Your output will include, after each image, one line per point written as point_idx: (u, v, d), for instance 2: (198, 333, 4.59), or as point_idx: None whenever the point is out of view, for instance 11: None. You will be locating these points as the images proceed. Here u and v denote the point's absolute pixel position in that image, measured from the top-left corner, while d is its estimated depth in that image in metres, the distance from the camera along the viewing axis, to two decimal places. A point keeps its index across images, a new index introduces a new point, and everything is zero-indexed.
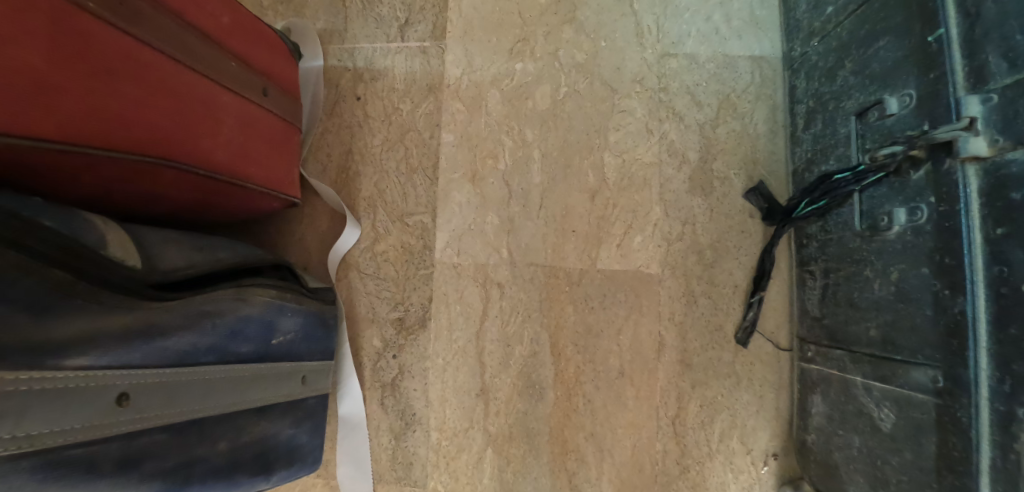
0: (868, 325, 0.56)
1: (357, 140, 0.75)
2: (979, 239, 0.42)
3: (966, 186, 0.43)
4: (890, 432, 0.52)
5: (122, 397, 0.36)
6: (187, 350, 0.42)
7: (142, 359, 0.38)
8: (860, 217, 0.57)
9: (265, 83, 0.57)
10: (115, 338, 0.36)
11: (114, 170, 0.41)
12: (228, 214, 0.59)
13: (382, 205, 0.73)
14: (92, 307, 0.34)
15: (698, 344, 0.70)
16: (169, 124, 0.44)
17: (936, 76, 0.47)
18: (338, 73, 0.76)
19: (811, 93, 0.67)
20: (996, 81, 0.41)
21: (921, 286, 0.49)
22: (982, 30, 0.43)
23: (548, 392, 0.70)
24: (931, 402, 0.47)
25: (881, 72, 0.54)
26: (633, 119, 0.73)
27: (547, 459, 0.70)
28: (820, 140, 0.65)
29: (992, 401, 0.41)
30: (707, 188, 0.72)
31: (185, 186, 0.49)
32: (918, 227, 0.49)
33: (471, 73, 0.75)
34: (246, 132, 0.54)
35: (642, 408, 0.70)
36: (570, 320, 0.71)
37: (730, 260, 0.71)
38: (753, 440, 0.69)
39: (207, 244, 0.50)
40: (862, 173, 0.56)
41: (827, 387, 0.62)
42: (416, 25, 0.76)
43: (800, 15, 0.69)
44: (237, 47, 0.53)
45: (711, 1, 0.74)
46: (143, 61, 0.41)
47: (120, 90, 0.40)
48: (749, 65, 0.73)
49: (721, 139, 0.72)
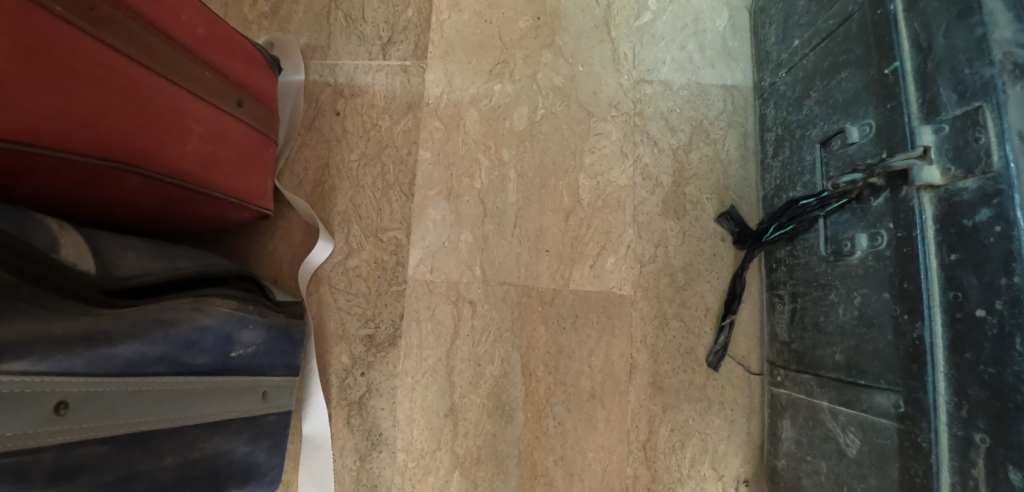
0: (833, 350, 0.56)
1: (334, 155, 0.75)
2: (935, 264, 0.43)
3: (922, 212, 0.44)
4: (855, 458, 0.52)
5: (61, 405, 0.34)
6: (137, 359, 0.40)
7: (85, 367, 0.36)
8: (825, 242, 0.58)
9: (241, 94, 0.58)
10: (58, 343, 0.34)
11: (72, 172, 0.40)
12: (195, 223, 0.58)
13: (356, 219, 0.73)
14: (37, 312, 0.33)
15: (669, 367, 0.69)
16: (135, 129, 0.44)
17: (892, 106, 0.49)
18: (319, 88, 0.77)
19: (779, 121, 0.69)
20: (946, 112, 0.43)
21: (883, 311, 0.49)
22: (933, 64, 0.45)
23: (518, 414, 0.69)
24: (893, 427, 0.47)
25: (843, 102, 0.56)
26: (608, 141, 0.74)
27: (515, 484, 0.68)
28: (788, 167, 0.66)
29: (951, 425, 0.41)
30: (679, 211, 0.73)
31: (150, 193, 0.48)
32: (879, 252, 0.50)
33: (450, 92, 0.76)
34: (217, 141, 0.54)
35: (613, 432, 0.68)
36: (542, 340, 0.70)
37: (702, 283, 0.71)
38: (724, 465, 0.68)
39: (168, 252, 0.49)
40: (826, 198, 0.57)
41: (796, 411, 0.61)
42: (399, 44, 0.77)
43: (769, 48, 0.72)
44: (213, 58, 0.53)
45: (685, 31, 0.77)
46: (111, 66, 0.41)
47: (82, 92, 0.39)
48: (721, 93, 0.75)
49: (693, 164, 0.74)
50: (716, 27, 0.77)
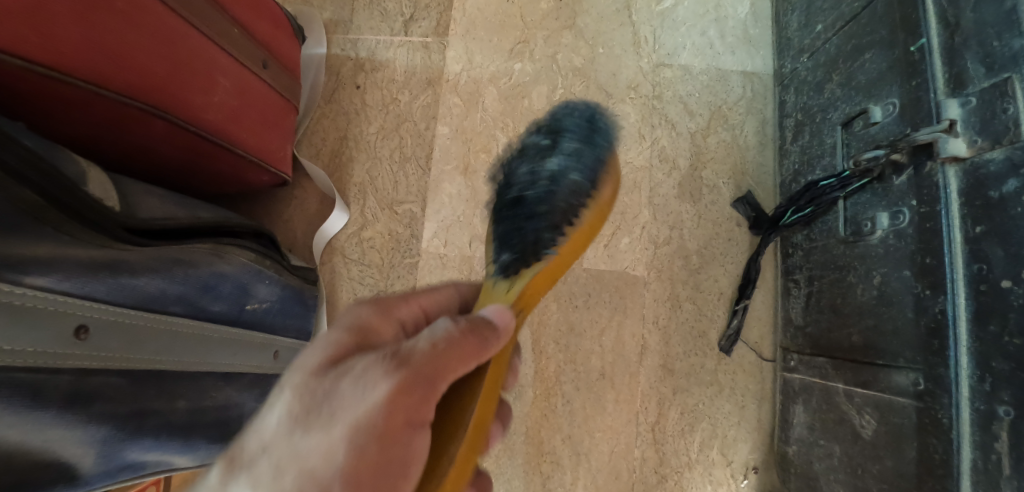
0: (850, 332, 0.56)
1: (352, 127, 0.75)
2: (959, 238, 0.43)
3: (947, 186, 0.44)
4: (871, 440, 0.52)
5: (81, 329, 0.33)
6: (157, 295, 0.40)
7: (106, 294, 0.36)
8: (844, 223, 0.58)
9: (265, 56, 0.59)
10: (82, 266, 0.34)
11: (101, 109, 0.40)
12: (215, 181, 0.59)
13: (373, 192, 0.73)
14: (62, 238, 0.33)
15: (680, 350, 0.69)
16: (164, 74, 0.44)
17: (918, 83, 0.49)
18: (340, 62, 0.78)
19: (799, 106, 0.69)
20: (974, 85, 0.43)
21: (903, 289, 0.49)
22: (960, 38, 0.44)
23: (527, 391, 0.68)
24: (911, 406, 0.47)
25: (866, 83, 0.57)
26: (626, 123, 0.74)
27: (521, 461, 0.67)
28: (807, 151, 0.66)
29: (972, 400, 0.40)
30: (695, 195, 0.72)
31: (174, 142, 0.48)
32: (900, 230, 0.50)
33: (471, 69, 0.76)
34: (241, 98, 0.55)
35: (622, 413, 0.68)
36: (553, 318, 0.70)
37: (717, 267, 0.71)
38: (733, 451, 0.67)
39: (190, 204, 0.49)
40: (847, 179, 0.57)
41: (809, 396, 0.61)
42: (421, 21, 0.78)
43: (791, 34, 0.72)
44: (240, 16, 0.55)
45: (707, 17, 0.77)
46: (146, 8, 0.42)
47: (118, 29, 0.39)
48: (741, 80, 0.76)
49: (711, 148, 0.74)
50: (737, 14, 0.77)
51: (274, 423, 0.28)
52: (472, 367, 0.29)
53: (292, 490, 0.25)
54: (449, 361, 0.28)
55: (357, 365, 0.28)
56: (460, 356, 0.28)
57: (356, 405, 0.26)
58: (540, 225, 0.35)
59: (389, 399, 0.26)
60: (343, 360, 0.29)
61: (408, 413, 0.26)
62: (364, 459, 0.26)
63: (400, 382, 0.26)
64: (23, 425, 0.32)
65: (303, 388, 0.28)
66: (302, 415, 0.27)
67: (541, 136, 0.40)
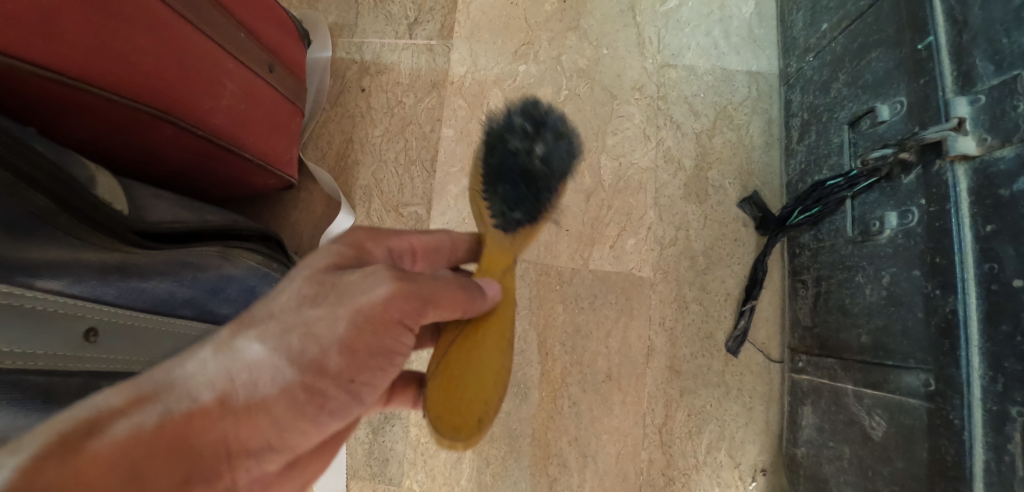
0: (859, 332, 0.56)
1: (357, 130, 0.76)
2: (970, 237, 0.42)
3: (956, 184, 0.44)
4: (881, 441, 0.52)
5: (90, 332, 0.34)
6: (165, 298, 0.40)
7: (116, 297, 0.36)
8: (852, 223, 0.58)
9: (272, 59, 0.60)
10: (92, 270, 0.35)
11: (110, 114, 0.40)
12: (222, 185, 0.59)
13: (378, 194, 0.74)
14: (71, 242, 0.34)
15: (687, 351, 0.69)
16: (173, 78, 0.44)
17: (926, 81, 0.48)
18: (345, 65, 0.78)
19: (805, 105, 0.68)
20: (983, 83, 0.42)
21: (913, 289, 0.49)
22: (968, 36, 0.44)
23: (533, 392, 0.68)
24: (922, 407, 0.46)
25: (873, 82, 0.56)
26: (631, 124, 0.74)
27: (528, 463, 0.67)
28: (814, 151, 0.66)
29: (984, 401, 0.40)
30: (701, 195, 0.72)
31: (183, 145, 0.48)
32: (909, 230, 0.49)
33: (475, 72, 0.76)
34: (248, 101, 0.55)
35: (629, 414, 0.68)
36: (559, 319, 0.70)
37: (723, 268, 0.70)
38: (741, 453, 0.67)
39: (198, 207, 0.50)
40: (855, 178, 0.57)
41: (818, 397, 0.61)
42: (425, 24, 0.78)
43: (796, 34, 0.72)
44: (247, 20, 0.56)
45: (711, 17, 0.77)
46: (155, 13, 0.42)
47: (128, 35, 0.40)
48: (746, 80, 0.75)
49: (716, 148, 0.73)
50: (742, 14, 0.77)
51: (286, 293, 0.33)
52: (456, 314, 0.39)
53: (296, 348, 0.31)
54: (440, 289, 0.37)
55: (363, 268, 0.35)
56: (451, 296, 0.38)
57: (360, 292, 0.33)
58: (548, 194, 0.48)
59: (389, 296, 0.33)
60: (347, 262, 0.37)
61: (410, 308, 0.34)
62: (361, 334, 0.32)
63: (406, 286, 0.34)
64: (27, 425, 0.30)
65: (312, 280, 0.34)
66: (315, 292, 0.33)
67: (523, 121, 0.49)
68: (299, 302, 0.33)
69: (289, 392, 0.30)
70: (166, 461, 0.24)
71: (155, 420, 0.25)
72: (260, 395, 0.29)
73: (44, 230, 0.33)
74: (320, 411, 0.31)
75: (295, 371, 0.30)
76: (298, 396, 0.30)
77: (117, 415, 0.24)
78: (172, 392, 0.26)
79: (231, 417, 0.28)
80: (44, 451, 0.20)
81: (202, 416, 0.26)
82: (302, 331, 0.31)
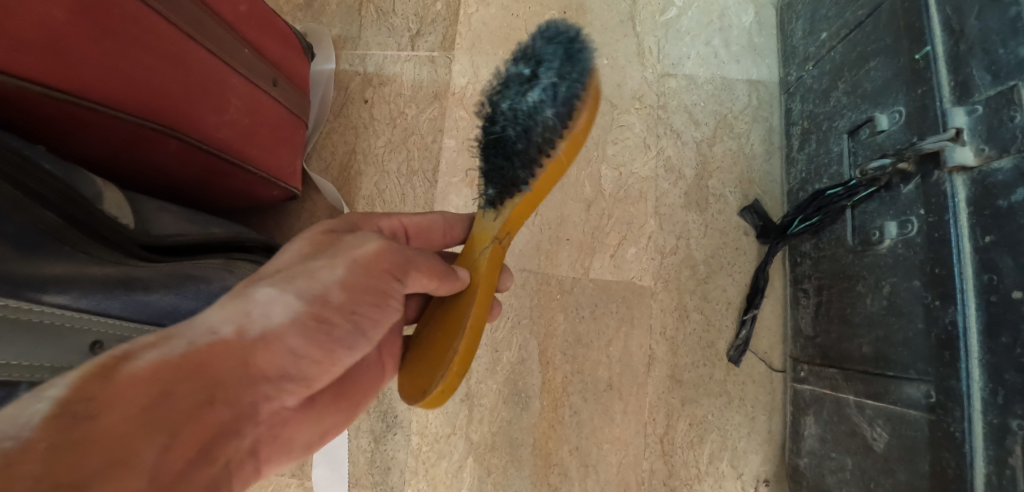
0: (860, 342, 0.56)
1: (360, 141, 0.77)
2: (968, 247, 0.42)
3: (955, 195, 0.44)
4: (883, 453, 0.51)
5: (97, 345, 0.33)
6: (172, 310, 0.39)
7: (122, 310, 0.36)
8: (852, 232, 0.58)
9: (276, 74, 0.61)
10: (97, 283, 0.34)
11: (116, 131, 0.41)
12: (227, 197, 0.60)
13: (380, 204, 0.74)
14: (78, 256, 0.34)
15: (689, 360, 0.69)
16: (179, 95, 0.45)
17: (924, 91, 0.48)
18: (349, 77, 0.79)
19: (805, 114, 0.68)
20: (980, 93, 0.42)
21: (913, 299, 0.48)
22: (966, 46, 0.44)
23: (534, 401, 0.68)
24: (923, 418, 0.46)
25: (872, 91, 0.56)
26: (631, 133, 0.75)
27: (529, 472, 0.67)
28: (814, 160, 0.66)
29: (985, 413, 0.40)
30: (702, 204, 0.72)
31: (188, 159, 0.49)
32: (908, 240, 0.49)
33: (476, 83, 0.77)
34: (252, 115, 0.56)
35: (630, 424, 0.68)
36: (560, 329, 0.70)
37: (724, 276, 0.70)
38: (744, 463, 0.67)
39: (202, 220, 0.50)
40: (854, 187, 0.57)
41: (820, 407, 0.61)
42: (427, 36, 0.79)
43: (796, 42, 0.72)
44: (251, 36, 0.57)
45: (711, 26, 0.77)
46: (161, 33, 0.43)
47: (136, 55, 0.41)
48: (746, 88, 0.75)
49: (717, 157, 0.73)
50: (742, 23, 0.77)
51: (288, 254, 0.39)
52: (434, 286, 0.40)
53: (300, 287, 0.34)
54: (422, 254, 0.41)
55: (355, 234, 0.41)
56: (428, 260, 0.40)
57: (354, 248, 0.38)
58: (525, 154, 0.39)
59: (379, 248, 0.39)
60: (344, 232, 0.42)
61: (397, 261, 0.39)
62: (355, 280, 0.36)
63: (391, 244, 0.39)
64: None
65: (313, 242, 0.40)
66: (314, 250, 0.39)
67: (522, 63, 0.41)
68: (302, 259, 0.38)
69: (296, 326, 0.33)
70: (196, 384, 0.26)
71: (184, 348, 0.27)
72: (275, 323, 0.32)
73: (49, 245, 0.33)
74: (326, 339, 0.35)
75: (301, 303, 0.34)
76: (307, 329, 0.33)
77: (154, 348, 0.26)
78: (195, 328, 0.29)
79: (249, 348, 0.30)
80: (90, 374, 0.23)
81: (224, 343, 0.29)
82: (304, 277, 0.35)
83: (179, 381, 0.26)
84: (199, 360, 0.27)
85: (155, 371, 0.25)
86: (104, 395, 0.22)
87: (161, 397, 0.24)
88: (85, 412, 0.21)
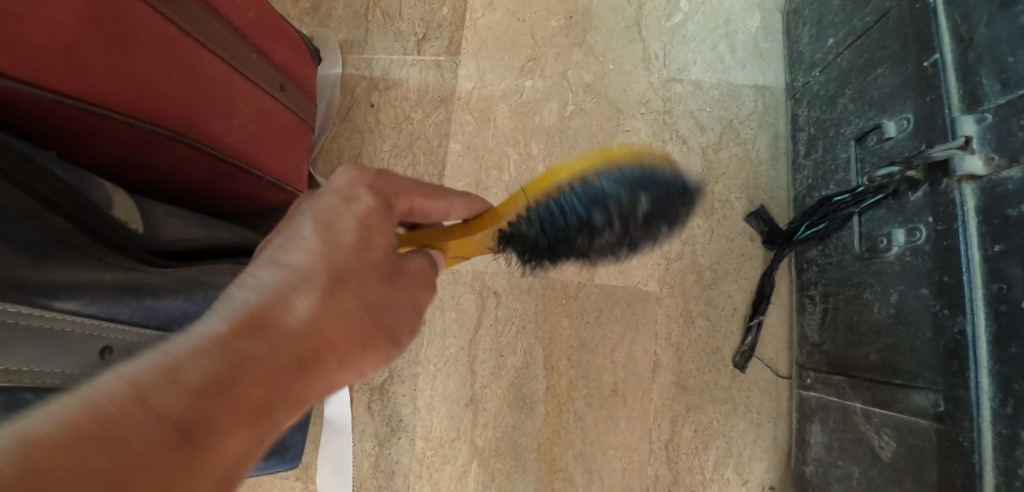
0: (867, 350, 0.55)
1: (366, 145, 0.77)
2: (977, 256, 0.42)
3: (964, 203, 0.44)
4: (891, 461, 0.51)
5: (105, 350, 0.34)
6: (178, 316, 0.40)
7: (130, 316, 0.36)
8: (860, 239, 0.58)
9: (283, 79, 0.62)
10: (108, 290, 0.34)
11: (129, 138, 0.40)
12: (237, 206, 0.59)
13: None
14: (90, 263, 0.33)
15: (694, 366, 0.68)
16: (187, 100, 0.45)
17: (932, 99, 0.48)
18: (355, 81, 0.79)
19: (812, 120, 0.68)
20: (989, 102, 0.42)
21: (921, 307, 0.48)
22: (975, 55, 0.44)
23: (539, 407, 0.68)
24: (931, 428, 0.46)
25: (879, 98, 0.56)
26: (637, 138, 0.75)
27: (534, 478, 0.67)
28: (821, 166, 0.66)
29: (994, 423, 0.40)
30: (707, 210, 0.72)
31: (200, 167, 0.48)
32: (916, 248, 0.49)
33: (482, 87, 0.77)
34: (259, 120, 0.56)
35: (635, 429, 0.67)
36: (565, 334, 0.70)
37: (730, 282, 0.70)
38: (749, 470, 0.66)
39: (212, 225, 0.49)
40: (862, 194, 0.57)
41: (826, 414, 0.60)
42: (433, 41, 0.80)
43: (802, 48, 0.72)
44: (259, 42, 0.57)
45: (717, 31, 0.77)
46: (169, 39, 0.43)
47: (144, 60, 0.41)
48: (752, 94, 0.75)
49: (722, 162, 0.73)
50: (748, 29, 0.77)
51: (327, 221, 0.32)
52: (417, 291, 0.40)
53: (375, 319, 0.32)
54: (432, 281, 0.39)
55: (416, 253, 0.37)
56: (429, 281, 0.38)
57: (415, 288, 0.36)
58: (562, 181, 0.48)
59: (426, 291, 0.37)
60: (386, 210, 0.35)
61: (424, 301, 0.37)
62: (408, 321, 0.35)
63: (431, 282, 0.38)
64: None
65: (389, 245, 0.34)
66: (361, 237, 0.32)
67: None
68: (349, 238, 0.32)
69: (356, 323, 0.30)
70: (280, 405, 0.25)
71: (282, 367, 0.25)
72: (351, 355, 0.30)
73: (59, 251, 0.31)
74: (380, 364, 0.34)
75: (374, 336, 0.32)
76: (370, 354, 0.32)
77: (255, 359, 0.24)
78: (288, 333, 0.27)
79: (332, 369, 0.29)
80: (203, 387, 0.22)
81: (311, 369, 0.27)
82: (355, 271, 0.31)
83: (250, 388, 0.23)
84: (269, 362, 0.25)
85: (228, 377, 0.23)
86: (217, 420, 0.22)
87: (253, 415, 0.24)
88: (201, 435, 0.21)
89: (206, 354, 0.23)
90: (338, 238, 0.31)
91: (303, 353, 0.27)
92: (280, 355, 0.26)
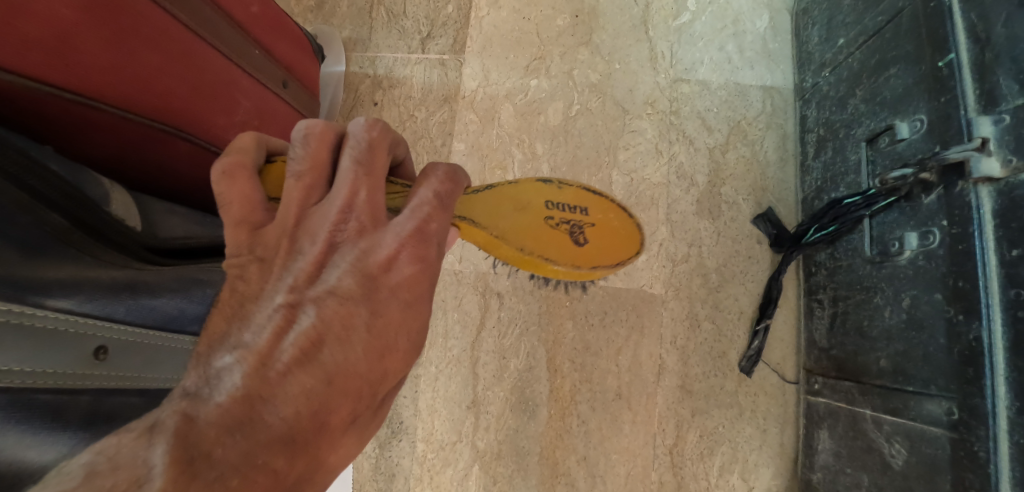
0: (878, 356, 0.54)
1: None
2: (994, 261, 0.41)
3: (980, 207, 0.43)
4: (902, 471, 0.50)
5: (100, 350, 0.31)
6: (177, 314, 0.38)
7: (127, 315, 0.34)
8: (871, 242, 0.57)
9: (286, 76, 0.61)
10: (103, 288, 0.32)
11: (128, 134, 0.39)
12: None
13: None
14: (85, 260, 0.32)
15: (699, 370, 0.67)
16: (187, 95, 0.45)
17: (947, 99, 0.47)
18: (358, 79, 0.79)
19: (821, 121, 0.67)
20: (1007, 102, 0.41)
21: (935, 313, 0.47)
22: (992, 54, 0.43)
23: (542, 410, 0.67)
24: (945, 436, 0.45)
25: (892, 99, 0.55)
26: (643, 139, 0.74)
27: (536, 482, 0.66)
28: (830, 168, 0.64)
29: (1012, 434, 0.39)
30: (714, 212, 0.71)
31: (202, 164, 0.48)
32: (930, 252, 0.48)
33: (486, 86, 0.77)
34: (262, 117, 0.56)
35: (639, 434, 0.66)
36: (569, 336, 0.69)
37: (736, 285, 0.69)
38: (755, 476, 0.65)
39: (212, 222, 0.48)
40: (873, 197, 0.56)
41: (835, 421, 0.59)
42: (438, 39, 0.79)
43: (811, 48, 0.71)
44: (262, 38, 0.57)
45: (725, 31, 0.76)
46: (168, 33, 0.43)
47: (143, 54, 0.40)
48: (761, 94, 0.74)
49: (730, 164, 0.72)
50: (756, 28, 0.76)
51: (375, 253, 0.29)
52: None
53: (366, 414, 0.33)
54: None
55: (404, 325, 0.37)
56: None
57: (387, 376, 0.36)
58: None
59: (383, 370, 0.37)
60: (424, 219, 0.31)
61: None
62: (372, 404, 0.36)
63: None
64: (37, 444, 0.27)
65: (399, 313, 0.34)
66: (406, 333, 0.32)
67: None
68: (411, 288, 0.29)
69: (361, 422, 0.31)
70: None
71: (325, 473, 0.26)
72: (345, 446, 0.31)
73: (55, 248, 0.30)
74: None
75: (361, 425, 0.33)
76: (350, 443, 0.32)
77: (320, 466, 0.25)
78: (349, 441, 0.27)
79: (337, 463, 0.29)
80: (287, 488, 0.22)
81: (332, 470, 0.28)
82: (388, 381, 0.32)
83: (319, 465, 0.24)
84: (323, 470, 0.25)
85: (304, 465, 0.23)
86: None
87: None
88: None
89: (292, 445, 0.22)
90: (395, 290, 0.29)
91: (360, 418, 0.27)
92: (344, 425, 0.26)
